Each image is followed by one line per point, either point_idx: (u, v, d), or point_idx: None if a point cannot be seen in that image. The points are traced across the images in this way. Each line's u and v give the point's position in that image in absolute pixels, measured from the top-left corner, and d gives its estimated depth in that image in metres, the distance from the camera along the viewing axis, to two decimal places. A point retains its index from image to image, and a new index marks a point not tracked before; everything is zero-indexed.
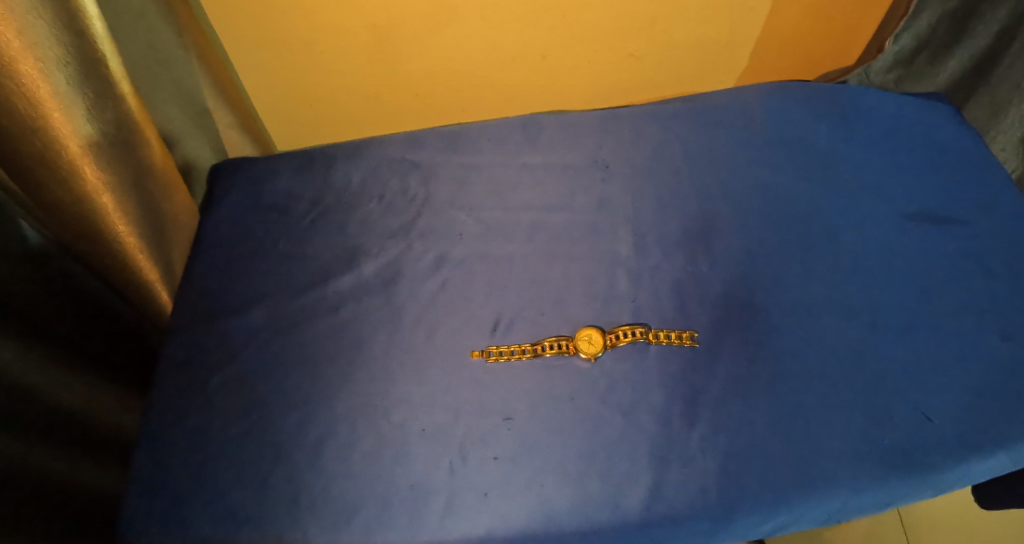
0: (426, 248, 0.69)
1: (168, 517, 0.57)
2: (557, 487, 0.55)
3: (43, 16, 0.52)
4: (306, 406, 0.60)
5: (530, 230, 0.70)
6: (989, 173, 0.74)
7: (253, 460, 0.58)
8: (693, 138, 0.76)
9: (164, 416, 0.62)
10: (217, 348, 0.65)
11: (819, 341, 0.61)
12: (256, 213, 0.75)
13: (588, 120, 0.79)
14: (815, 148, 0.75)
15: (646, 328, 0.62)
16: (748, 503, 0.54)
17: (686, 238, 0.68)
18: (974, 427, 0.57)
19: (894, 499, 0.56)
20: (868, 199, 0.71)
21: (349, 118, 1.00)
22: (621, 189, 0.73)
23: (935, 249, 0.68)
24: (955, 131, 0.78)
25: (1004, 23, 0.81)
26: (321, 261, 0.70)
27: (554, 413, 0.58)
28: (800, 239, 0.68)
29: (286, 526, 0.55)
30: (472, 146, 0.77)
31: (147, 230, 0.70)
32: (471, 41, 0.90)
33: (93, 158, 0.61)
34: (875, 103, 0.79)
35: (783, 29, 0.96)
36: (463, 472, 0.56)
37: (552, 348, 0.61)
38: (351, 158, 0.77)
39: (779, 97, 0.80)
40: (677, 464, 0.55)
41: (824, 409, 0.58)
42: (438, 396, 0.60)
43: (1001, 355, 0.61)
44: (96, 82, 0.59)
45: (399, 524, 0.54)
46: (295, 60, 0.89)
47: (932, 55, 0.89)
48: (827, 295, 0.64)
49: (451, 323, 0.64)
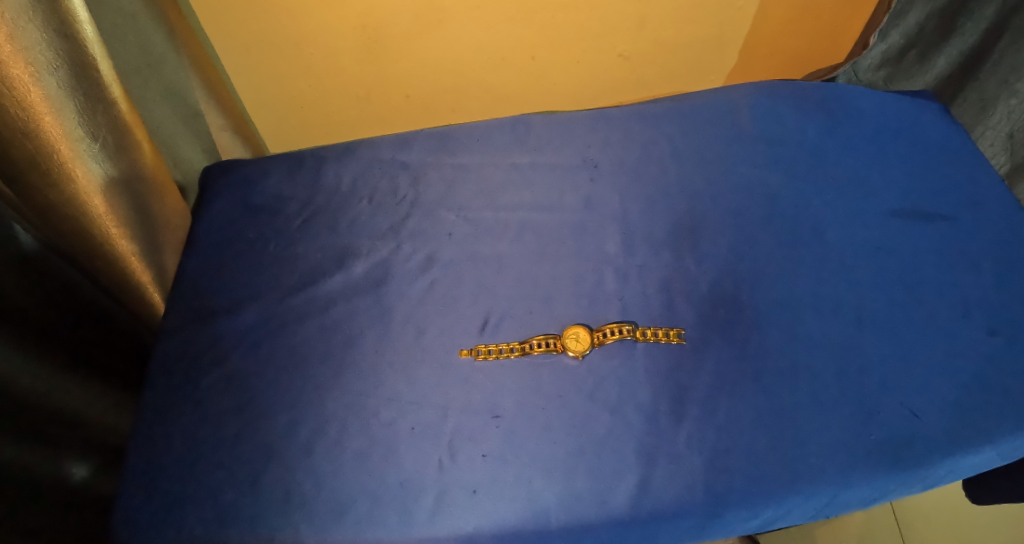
0: (415, 249, 0.70)
1: (160, 517, 0.57)
2: (545, 484, 0.55)
3: (33, 20, 0.53)
4: (296, 407, 0.61)
5: (519, 229, 0.71)
6: (975, 169, 0.74)
7: (243, 460, 0.59)
8: (681, 137, 0.77)
9: (155, 417, 0.62)
10: (208, 349, 0.66)
11: (806, 337, 0.62)
12: (247, 214, 0.75)
13: (576, 118, 0.79)
14: (801, 146, 0.75)
15: (634, 326, 0.62)
16: (736, 498, 0.54)
17: (673, 237, 0.69)
18: (961, 419, 0.58)
19: (881, 493, 0.56)
20: (854, 196, 0.71)
21: (340, 119, 1.00)
22: (609, 188, 0.73)
23: (924, 244, 0.68)
24: (942, 128, 0.78)
25: (993, 20, 0.80)
26: (311, 261, 0.70)
27: (542, 410, 0.59)
28: (786, 236, 0.68)
29: (276, 525, 0.55)
30: (461, 147, 0.78)
31: (138, 231, 0.70)
32: (461, 42, 0.91)
33: (84, 162, 0.61)
34: (862, 100, 0.80)
35: (771, 28, 0.97)
36: (452, 469, 0.56)
37: (541, 345, 0.62)
38: (342, 159, 0.78)
39: (766, 95, 0.80)
40: (664, 460, 0.56)
41: (812, 405, 0.58)
42: (427, 395, 0.60)
43: (988, 348, 0.61)
44: (87, 86, 0.59)
45: (389, 521, 0.54)
46: (284, 62, 0.89)
47: (921, 52, 0.90)
48: (814, 291, 0.64)
49: (441, 322, 0.64)
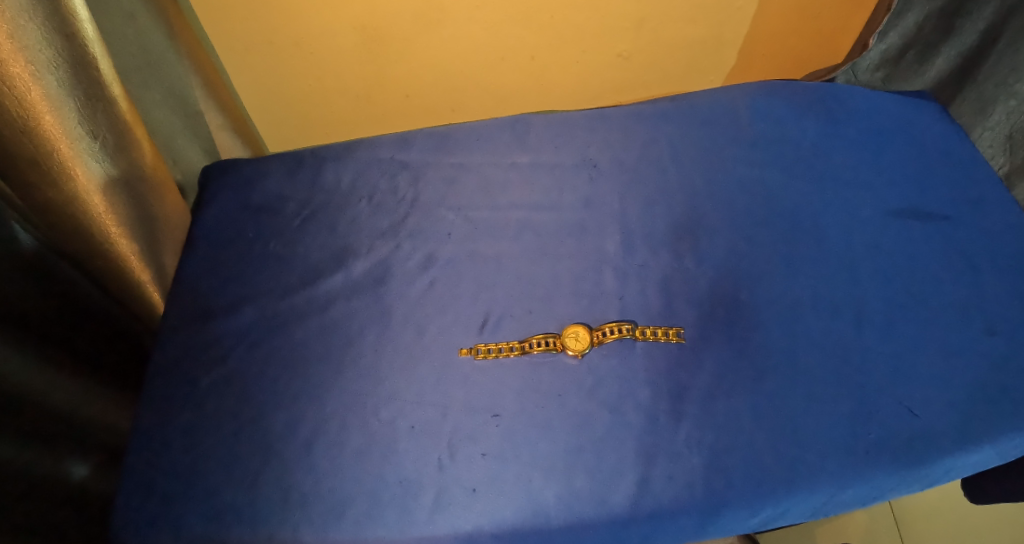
0: (414, 248, 0.70)
1: (159, 516, 0.57)
2: (544, 483, 0.55)
3: (33, 19, 0.53)
4: (296, 406, 0.61)
5: (519, 229, 0.71)
6: (974, 169, 0.74)
7: (243, 460, 0.59)
8: (680, 137, 0.77)
9: (154, 417, 0.62)
10: (208, 348, 0.66)
11: (805, 336, 0.62)
12: (247, 213, 0.75)
13: (576, 118, 0.79)
14: (800, 146, 0.75)
15: (633, 325, 0.62)
16: (736, 497, 0.54)
17: (673, 237, 0.69)
18: (961, 419, 0.58)
19: (880, 492, 0.56)
20: (853, 196, 0.72)
21: (340, 119, 1.00)
22: (608, 188, 0.73)
23: (923, 244, 0.68)
24: (940, 129, 0.78)
25: (992, 20, 0.81)
26: (311, 260, 0.70)
27: (542, 409, 0.59)
28: (785, 236, 0.68)
29: (276, 524, 0.55)
30: (460, 146, 0.78)
31: (138, 230, 0.70)
32: (461, 41, 0.91)
33: (84, 162, 0.61)
34: (861, 100, 0.80)
35: (770, 29, 0.97)
36: (451, 468, 0.56)
37: (541, 344, 0.62)
38: (342, 159, 0.78)
39: (765, 95, 0.80)
40: (663, 459, 0.56)
41: (812, 404, 0.58)
42: (426, 394, 0.60)
43: (986, 347, 0.61)
44: (87, 85, 0.60)
45: (389, 520, 0.54)
46: (284, 61, 0.89)
47: (919, 53, 0.90)
48: (813, 291, 0.65)
49: (440, 321, 0.64)
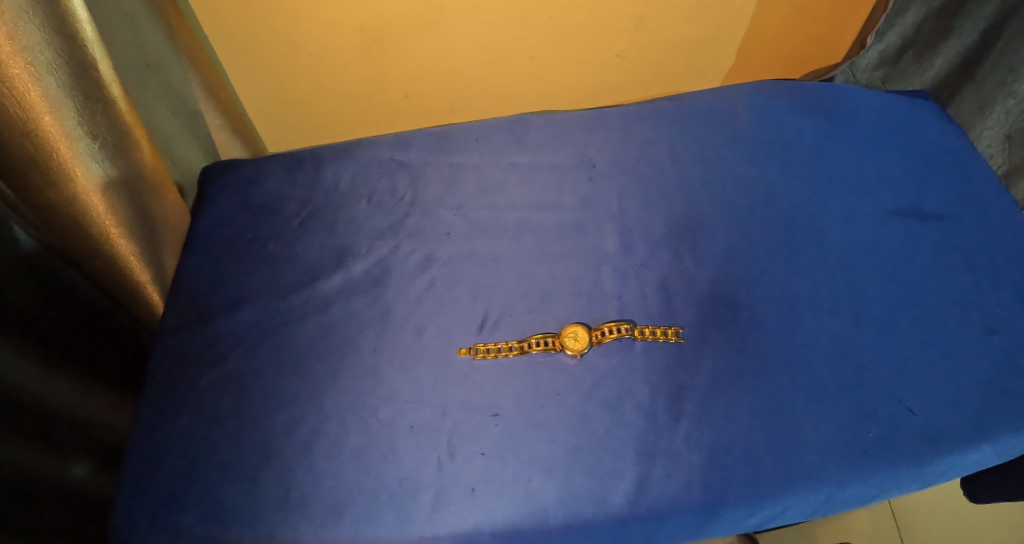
0: (414, 248, 0.70)
1: (159, 517, 0.57)
2: (543, 482, 0.55)
3: (33, 21, 0.53)
4: (295, 406, 0.61)
5: (518, 228, 0.71)
6: (973, 169, 0.74)
7: (242, 460, 0.59)
8: (679, 136, 0.77)
9: (154, 417, 0.62)
10: (207, 349, 0.66)
11: (804, 336, 0.62)
12: (246, 214, 0.75)
13: (574, 118, 0.79)
14: (799, 146, 0.75)
15: (632, 325, 0.63)
16: (735, 496, 0.54)
17: (672, 236, 0.69)
18: (960, 419, 0.58)
19: (880, 491, 0.56)
20: (852, 196, 0.72)
21: (339, 119, 1.00)
22: (607, 187, 0.73)
23: (923, 244, 0.68)
24: (939, 128, 0.78)
25: (991, 20, 0.81)
26: (310, 260, 0.70)
27: (542, 409, 0.59)
28: (784, 235, 0.68)
29: (275, 524, 0.55)
30: (459, 146, 0.78)
31: (137, 231, 0.70)
32: (460, 41, 0.91)
33: (84, 163, 0.61)
34: (860, 100, 0.80)
35: (768, 28, 0.97)
36: (451, 468, 0.56)
37: (539, 344, 0.62)
38: (341, 159, 0.78)
39: (764, 95, 0.80)
40: (662, 459, 0.56)
41: (811, 404, 0.58)
42: (425, 394, 0.60)
43: (985, 347, 0.61)
44: (87, 85, 0.60)
45: (388, 520, 0.54)
46: (284, 62, 0.89)
47: (918, 53, 0.89)
48: (812, 290, 0.65)
49: (439, 321, 0.65)
